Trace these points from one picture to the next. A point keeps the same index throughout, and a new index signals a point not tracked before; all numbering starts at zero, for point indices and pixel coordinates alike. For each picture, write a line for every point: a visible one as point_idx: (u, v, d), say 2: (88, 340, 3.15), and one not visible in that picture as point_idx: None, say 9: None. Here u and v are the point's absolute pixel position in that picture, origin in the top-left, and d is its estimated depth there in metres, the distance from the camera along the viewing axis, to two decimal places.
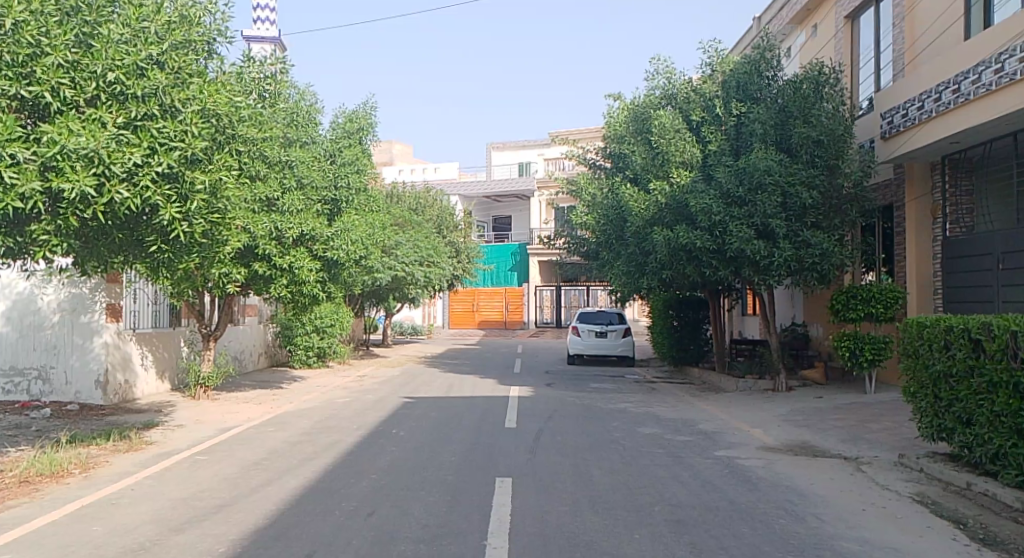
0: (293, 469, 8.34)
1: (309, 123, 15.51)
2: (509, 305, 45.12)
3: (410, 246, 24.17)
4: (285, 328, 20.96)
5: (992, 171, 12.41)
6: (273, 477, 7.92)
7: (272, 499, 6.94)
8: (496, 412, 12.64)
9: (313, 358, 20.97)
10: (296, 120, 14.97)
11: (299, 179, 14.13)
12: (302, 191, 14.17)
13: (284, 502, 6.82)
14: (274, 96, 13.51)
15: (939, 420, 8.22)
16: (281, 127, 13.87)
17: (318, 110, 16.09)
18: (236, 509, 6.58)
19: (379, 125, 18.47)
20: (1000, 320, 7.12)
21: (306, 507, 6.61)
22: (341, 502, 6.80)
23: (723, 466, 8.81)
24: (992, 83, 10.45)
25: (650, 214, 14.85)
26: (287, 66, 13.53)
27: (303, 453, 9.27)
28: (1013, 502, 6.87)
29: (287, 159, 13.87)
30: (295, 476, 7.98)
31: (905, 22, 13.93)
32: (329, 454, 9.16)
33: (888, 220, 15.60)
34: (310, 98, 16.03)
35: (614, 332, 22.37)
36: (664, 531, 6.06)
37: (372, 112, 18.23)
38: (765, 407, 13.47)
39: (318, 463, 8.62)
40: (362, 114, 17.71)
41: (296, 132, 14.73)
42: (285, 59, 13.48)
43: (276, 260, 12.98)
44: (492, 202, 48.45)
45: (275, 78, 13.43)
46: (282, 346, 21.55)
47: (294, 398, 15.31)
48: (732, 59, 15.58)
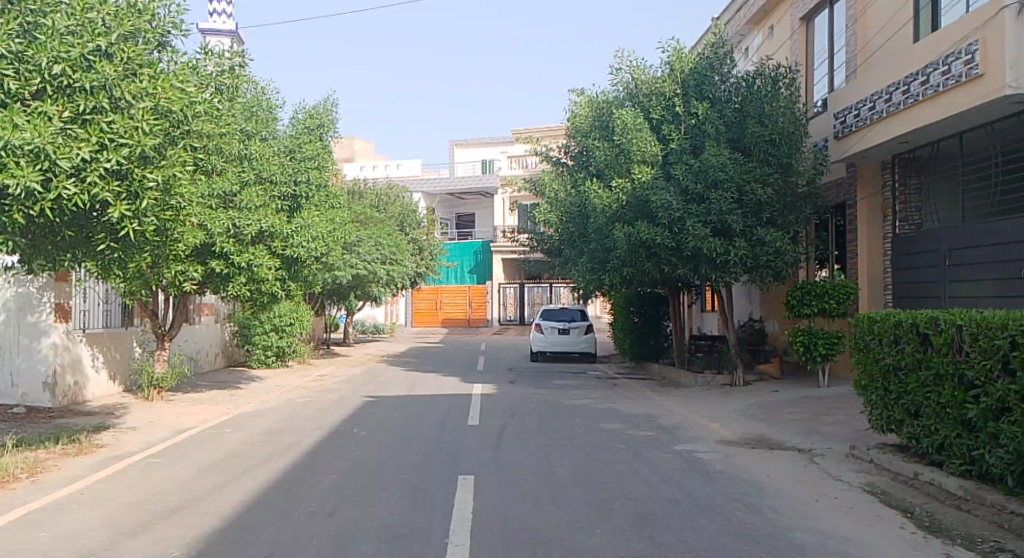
0: (251, 470, 8.28)
1: (269, 118, 15.45)
2: (472, 303, 45.09)
3: (373, 243, 24.04)
4: (242, 328, 20.66)
5: (939, 170, 12.76)
6: (230, 479, 7.84)
7: (226, 501, 6.89)
8: (457, 410, 12.69)
9: (271, 357, 20.82)
10: (254, 115, 14.72)
11: (258, 174, 14.04)
12: (260, 186, 14.03)
13: (240, 504, 6.78)
14: (231, 90, 13.24)
15: (888, 412, 8.50)
16: (238, 122, 13.67)
17: (277, 106, 15.94)
18: (189, 512, 6.51)
19: (340, 121, 18.37)
20: (946, 315, 7.43)
21: (265, 508, 6.58)
22: (300, 502, 6.79)
23: (682, 460, 8.97)
24: (939, 85, 10.77)
25: (612, 210, 14.94)
26: (246, 60, 13.48)
27: (260, 454, 9.20)
28: (957, 490, 7.12)
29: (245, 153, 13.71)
30: (254, 476, 7.93)
31: (857, 24, 14.27)
32: (288, 455, 9.10)
33: (841, 217, 15.96)
34: (269, 94, 15.88)
35: (577, 330, 22.53)
36: (626, 525, 6.15)
37: (331, 109, 18.11)
38: (723, 401, 13.74)
39: (276, 465, 8.55)
40: (322, 110, 17.57)
41: (254, 126, 14.55)
42: (244, 53, 13.46)
43: (234, 257, 12.81)
44: (455, 199, 48.38)
45: (233, 71, 13.33)
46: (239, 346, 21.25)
47: (251, 398, 15.16)
48: (689, 56, 15.70)
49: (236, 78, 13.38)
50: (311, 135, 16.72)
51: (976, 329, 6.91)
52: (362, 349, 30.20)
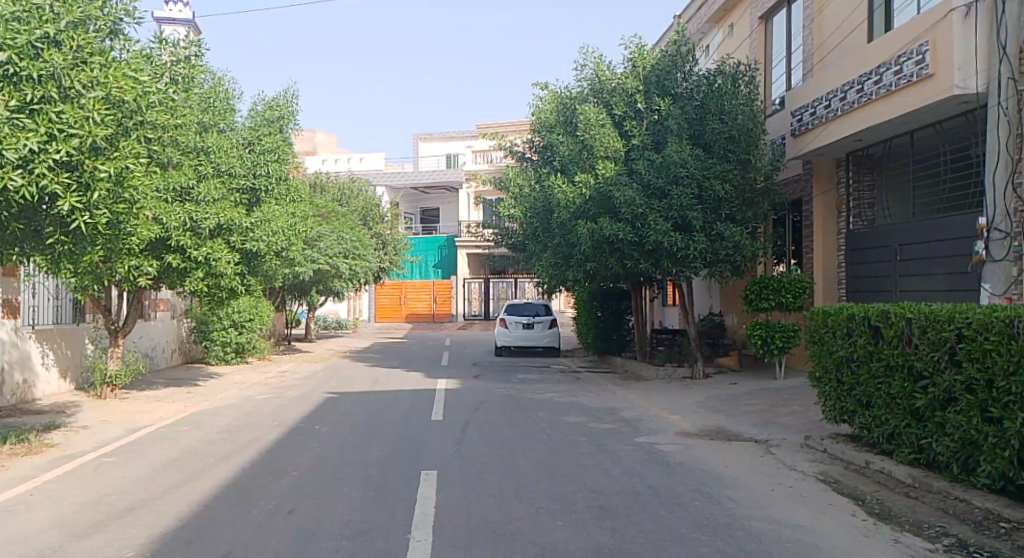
0: (208, 469, 8.21)
1: (227, 109, 15.22)
2: (437, 298, 45.08)
3: (334, 238, 23.86)
4: (199, 323, 20.36)
5: (891, 167, 13.09)
6: (186, 478, 7.77)
7: (183, 500, 6.83)
8: (419, 405, 12.71)
9: (229, 353, 20.58)
10: (211, 106, 14.49)
11: (216, 166, 13.85)
12: (218, 179, 13.84)
13: (197, 503, 6.73)
14: (186, 80, 13.04)
15: (841, 403, 8.74)
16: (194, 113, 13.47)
17: (235, 97, 15.74)
18: (144, 512, 6.44)
19: (300, 113, 18.20)
20: (897, 308, 7.67)
21: (223, 507, 6.54)
22: (260, 500, 6.77)
23: (643, 452, 9.10)
24: (892, 84, 11.06)
25: (576, 206, 15.06)
26: (201, 51, 13.24)
27: (218, 452, 9.12)
28: (906, 478, 7.36)
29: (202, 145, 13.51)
30: (212, 475, 7.87)
31: (814, 23, 14.55)
32: (246, 453, 9.03)
33: (797, 213, 16.30)
34: (226, 85, 15.68)
35: (541, 324, 22.67)
36: (587, 517, 6.25)
37: (291, 101, 17.91)
38: (683, 393, 13.96)
39: (234, 463, 8.49)
40: (282, 102, 17.40)
41: (211, 118, 14.33)
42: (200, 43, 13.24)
43: (191, 252, 12.63)
44: (419, 193, 48.21)
45: (189, 61, 13.13)
46: (196, 342, 20.96)
47: (208, 395, 14.98)
48: (651, 52, 15.87)
49: (191, 68, 13.20)
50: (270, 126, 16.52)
51: (924, 322, 7.14)
52: (325, 344, 30.00)
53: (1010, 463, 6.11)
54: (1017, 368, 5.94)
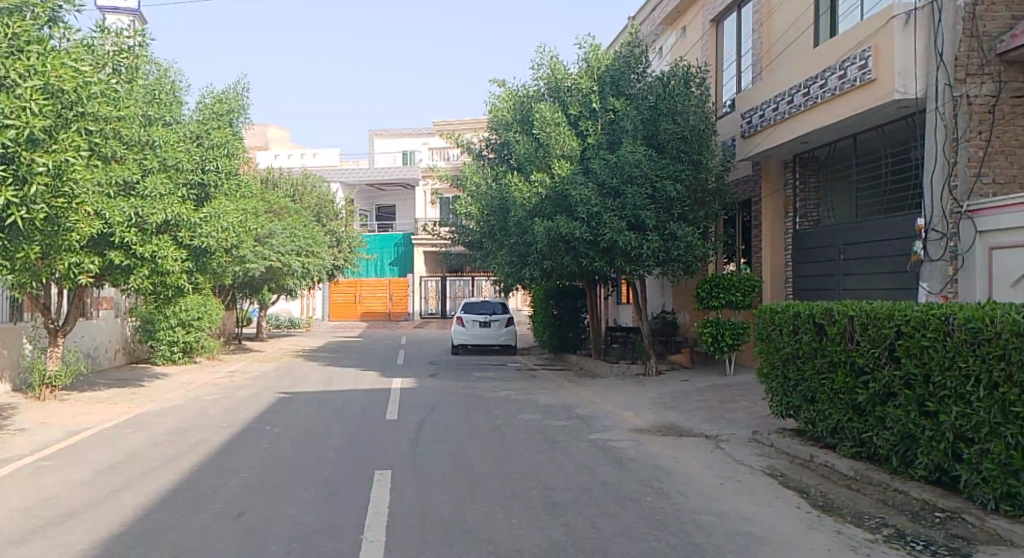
0: (154, 471, 8.08)
1: (173, 102, 14.96)
2: (393, 296, 44.84)
3: (287, 235, 23.57)
4: (144, 323, 19.94)
5: (836, 169, 13.45)
6: (130, 481, 7.64)
7: (126, 505, 6.71)
8: (374, 404, 12.66)
9: (176, 353, 20.22)
10: (157, 97, 14.18)
11: (162, 161, 13.51)
12: (164, 174, 13.49)
13: (141, 507, 6.62)
14: (130, 72, 13.11)
15: (787, 398, 8.98)
16: (139, 106, 13.20)
17: (182, 89, 15.54)
18: (86, 518, 6.32)
19: (250, 107, 17.98)
20: (840, 306, 7.91)
21: (169, 511, 6.46)
22: (207, 503, 6.70)
23: (597, 449, 9.22)
24: (837, 88, 11.36)
25: (533, 205, 15.16)
26: (146, 39, 13.28)
27: (163, 455, 8.97)
28: (848, 471, 7.60)
29: (148, 139, 13.23)
30: (158, 478, 7.74)
31: (763, 28, 14.87)
32: (194, 455, 8.90)
33: (747, 213, 16.66)
34: (173, 76, 15.46)
35: (497, 322, 22.74)
36: (540, 514, 6.33)
37: (241, 95, 17.66)
38: (637, 390, 14.16)
39: (181, 465, 8.37)
40: (231, 95, 17.23)
41: (157, 110, 14.00)
42: (145, 34, 13.26)
43: (136, 249, 12.36)
44: (375, 191, 47.90)
45: (132, 51, 13.03)
46: (141, 342, 20.53)
47: (153, 396, 14.70)
48: (606, 53, 16.04)
49: (135, 59, 13.05)
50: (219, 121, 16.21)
51: (865, 320, 7.39)
52: (277, 343, 29.64)
53: (945, 455, 6.37)
54: (951, 363, 6.21)
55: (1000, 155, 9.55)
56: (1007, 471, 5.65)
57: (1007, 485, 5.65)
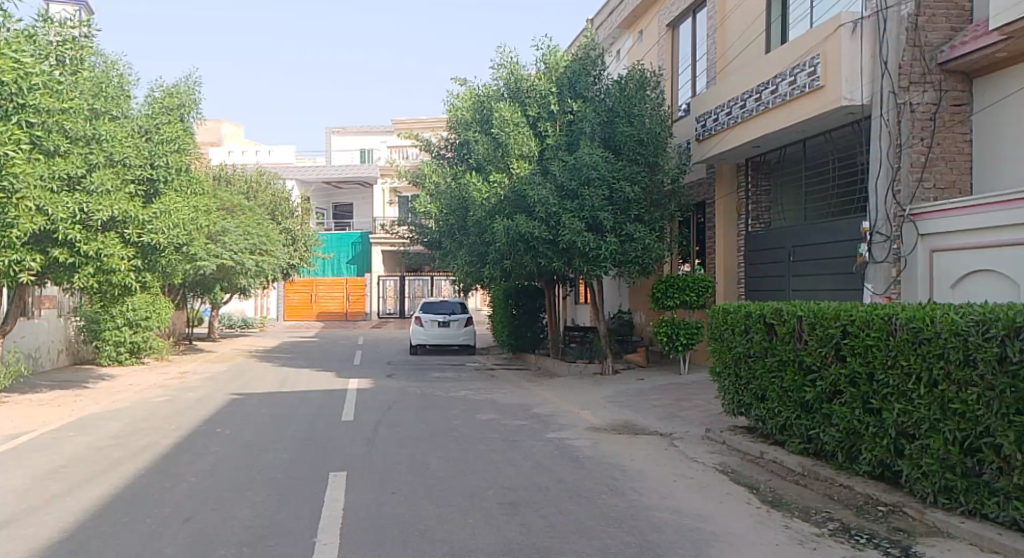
0: (99, 476, 7.95)
1: (121, 96, 14.66)
2: (350, 295, 44.48)
3: (241, 233, 23.25)
4: (89, 323, 19.49)
5: (787, 173, 13.77)
6: (74, 486, 7.50)
7: (70, 510, 6.60)
8: (329, 405, 12.60)
9: (123, 354, 19.82)
10: (104, 91, 13.84)
11: (109, 156, 13.00)
12: (110, 169, 12.99)
13: (84, 513, 6.52)
14: (75, 63, 12.78)
15: (738, 397, 9.20)
16: (84, 100, 12.98)
17: (130, 82, 15.32)
18: (26, 524, 6.20)
19: (202, 102, 17.77)
20: (790, 307, 8.13)
21: (114, 516, 6.37)
22: (155, 507, 6.63)
23: (554, 448, 9.33)
24: (787, 94, 11.65)
25: (491, 205, 15.22)
26: (91, 30, 13.07)
27: (108, 459, 8.82)
28: (796, 467, 7.82)
29: (94, 133, 12.86)
30: (103, 482, 7.62)
31: (716, 33, 15.15)
32: (140, 458, 8.77)
33: (702, 215, 16.96)
34: (120, 69, 15.22)
35: (456, 322, 22.75)
36: (496, 513, 6.40)
37: (191, 89, 17.47)
38: (594, 389, 14.32)
39: (127, 469, 8.24)
40: (181, 89, 17.06)
41: (103, 105, 13.65)
42: (89, 23, 13.06)
43: (80, 246, 12.12)
44: (332, 189, 47.46)
45: (76, 42, 12.78)
46: (86, 343, 20.06)
47: (98, 399, 14.40)
48: (563, 55, 16.21)
49: (80, 49, 12.87)
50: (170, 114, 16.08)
51: (813, 320, 7.61)
52: (229, 344, 29.17)
53: (888, 451, 6.61)
54: (894, 362, 6.44)
55: (942, 161, 9.88)
56: (946, 466, 5.90)
57: (945, 479, 5.91)
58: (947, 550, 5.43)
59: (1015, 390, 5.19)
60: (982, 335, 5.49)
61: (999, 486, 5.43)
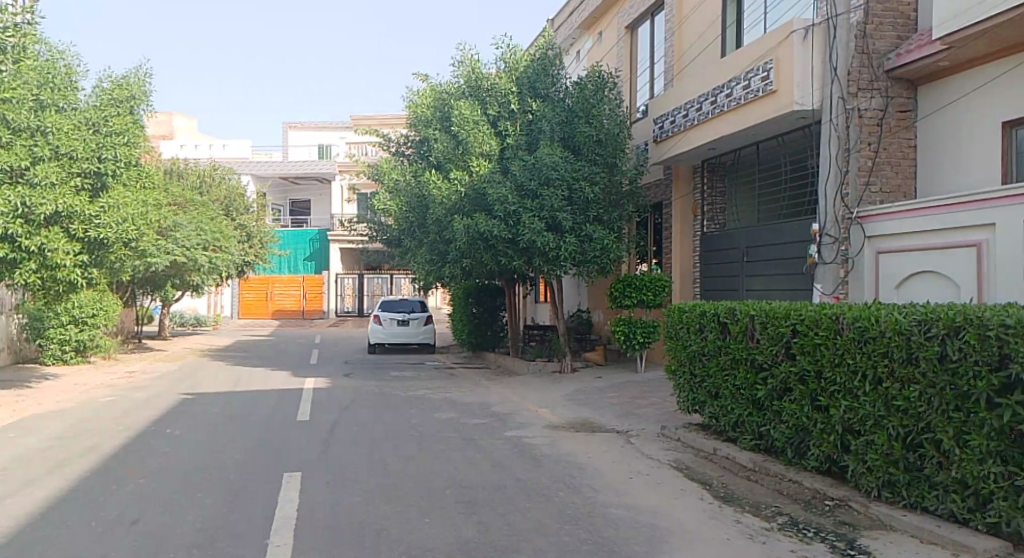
0: (43, 478, 7.77)
1: (67, 87, 14.00)
2: (306, 293, 43.84)
3: (193, 229, 22.84)
4: (32, 321, 18.97)
5: (741, 175, 14.04)
6: (16, 489, 7.33)
7: (13, 514, 6.46)
8: (284, 405, 12.48)
9: (68, 353, 19.34)
10: (50, 82, 13.37)
11: (54, 149, 12.70)
12: (55, 163, 12.72)
13: (27, 517, 6.38)
14: (17, 51, 12.50)
15: (693, 394, 9.39)
16: (28, 91, 12.61)
17: (77, 72, 14.56)
18: None
19: (153, 94, 17.37)
20: (742, 306, 8.33)
21: (59, 520, 6.26)
22: (101, 510, 6.52)
23: (512, 446, 9.40)
24: (742, 97, 11.89)
25: (451, 203, 15.21)
26: (33, 17, 12.65)
27: (52, 461, 8.63)
28: (748, 463, 8.01)
29: (39, 125, 12.58)
30: (48, 485, 7.47)
31: (674, 36, 15.37)
32: (86, 460, 8.60)
33: (659, 215, 17.21)
34: (65, 58, 14.46)
35: (415, 321, 22.69)
36: (453, 512, 6.44)
37: (142, 81, 17.05)
38: (552, 388, 14.43)
39: (72, 471, 8.08)
40: (133, 81, 16.65)
41: (49, 96, 13.30)
42: (31, 9, 12.63)
43: (22, 241, 12.13)
44: (288, 185, 46.88)
45: (17, 30, 12.41)
46: (29, 341, 19.53)
47: (42, 399, 14.04)
48: (524, 55, 16.28)
49: (22, 37, 12.55)
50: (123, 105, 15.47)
51: (765, 319, 7.81)
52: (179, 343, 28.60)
53: (835, 447, 6.82)
54: (841, 360, 6.65)
55: (887, 165, 10.23)
56: (889, 460, 6.12)
57: (888, 473, 6.13)
58: (890, 542, 5.62)
59: (956, 386, 5.41)
60: (924, 334, 5.70)
61: (939, 480, 5.64)
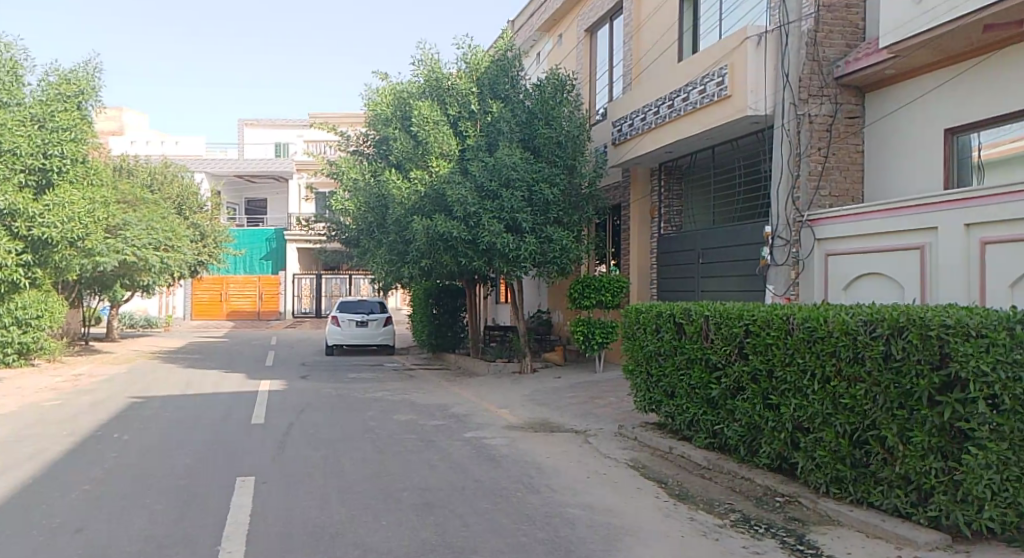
0: None
1: None
2: (262, 294, 43.26)
3: (145, 228, 22.41)
4: None
5: (697, 178, 14.27)
6: None
7: None
8: (238, 408, 12.33)
9: (10, 355, 18.81)
10: None
11: None
12: None
13: None
14: None
15: (649, 394, 9.53)
16: None
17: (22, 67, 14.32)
18: None
19: (102, 90, 17.05)
20: (697, 307, 8.48)
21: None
22: (44, 518, 6.40)
23: (470, 447, 9.43)
24: (698, 102, 12.09)
25: (411, 203, 15.14)
26: None
27: None
28: (702, 461, 8.16)
29: None
30: None
31: (632, 40, 15.55)
32: (29, 466, 8.42)
33: (617, 217, 17.40)
34: None
35: (374, 322, 22.59)
36: (410, 514, 6.46)
37: (91, 76, 16.70)
38: (511, 389, 14.50)
39: (14, 477, 7.90)
40: (81, 77, 16.33)
41: None
42: None
43: None
44: (244, 183, 46.23)
45: None
46: None
47: None
48: (484, 55, 16.30)
49: None
50: (67, 102, 15.92)
51: (719, 320, 7.96)
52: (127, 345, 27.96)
53: (785, 445, 7.00)
54: (791, 359, 6.82)
55: (836, 170, 10.51)
56: (837, 457, 6.30)
57: (836, 470, 6.30)
58: (837, 536, 5.80)
59: (899, 385, 5.59)
60: (870, 334, 5.88)
61: (884, 476, 5.83)
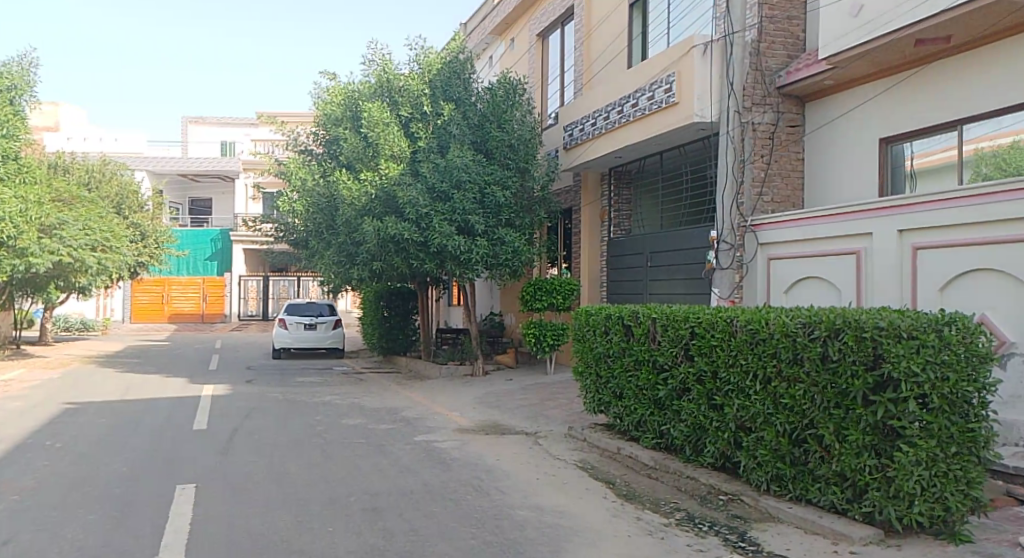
0: None
1: None
2: (207, 296, 42.76)
3: (83, 228, 21.77)
4: None
5: (645, 182, 14.50)
6: None
7: None
8: (180, 414, 12.08)
9: None
10: None
11: None
12: None
13: None
14: None
15: (598, 395, 9.65)
16: None
17: None
18: None
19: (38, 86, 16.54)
20: (645, 309, 8.64)
21: None
22: None
23: (420, 451, 9.42)
24: (646, 107, 12.29)
25: (361, 204, 15.01)
26: None
27: None
28: (649, 461, 8.31)
29: None
30: None
31: (583, 46, 15.73)
32: None
33: (568, 220, 17.56)
34: None
35: (323, 324, 22.36)
36: (358, 520, 6.44)
37: (26, 72, 16.21)
38: (462, 391, 14.51)
39: None
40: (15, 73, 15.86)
41: None
42: None
43: None
44: (187, 182, 45.23)
45: None
46: None
47: None
48: (436, 56, 16.25)
49: None
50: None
51: (666, 322, 8.12)
52: (61, 348, 27.05)
53: (729, 444, 7.17)
54: (735, 360, 6.99)
55: (778, 176, 10.82)
56: (777, 455, 6.48)
57: (776, 468, 6.49)
58: (776, 533, 5.97)
59: (836, 385, 5.78)
60: (808, 336, 6.07)
61: (821, 473, 6.02)
